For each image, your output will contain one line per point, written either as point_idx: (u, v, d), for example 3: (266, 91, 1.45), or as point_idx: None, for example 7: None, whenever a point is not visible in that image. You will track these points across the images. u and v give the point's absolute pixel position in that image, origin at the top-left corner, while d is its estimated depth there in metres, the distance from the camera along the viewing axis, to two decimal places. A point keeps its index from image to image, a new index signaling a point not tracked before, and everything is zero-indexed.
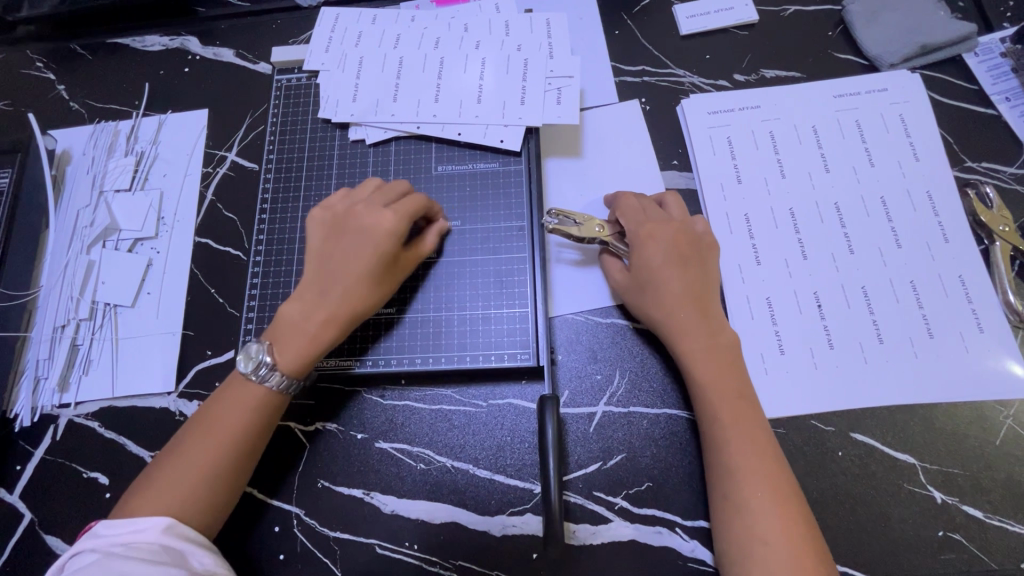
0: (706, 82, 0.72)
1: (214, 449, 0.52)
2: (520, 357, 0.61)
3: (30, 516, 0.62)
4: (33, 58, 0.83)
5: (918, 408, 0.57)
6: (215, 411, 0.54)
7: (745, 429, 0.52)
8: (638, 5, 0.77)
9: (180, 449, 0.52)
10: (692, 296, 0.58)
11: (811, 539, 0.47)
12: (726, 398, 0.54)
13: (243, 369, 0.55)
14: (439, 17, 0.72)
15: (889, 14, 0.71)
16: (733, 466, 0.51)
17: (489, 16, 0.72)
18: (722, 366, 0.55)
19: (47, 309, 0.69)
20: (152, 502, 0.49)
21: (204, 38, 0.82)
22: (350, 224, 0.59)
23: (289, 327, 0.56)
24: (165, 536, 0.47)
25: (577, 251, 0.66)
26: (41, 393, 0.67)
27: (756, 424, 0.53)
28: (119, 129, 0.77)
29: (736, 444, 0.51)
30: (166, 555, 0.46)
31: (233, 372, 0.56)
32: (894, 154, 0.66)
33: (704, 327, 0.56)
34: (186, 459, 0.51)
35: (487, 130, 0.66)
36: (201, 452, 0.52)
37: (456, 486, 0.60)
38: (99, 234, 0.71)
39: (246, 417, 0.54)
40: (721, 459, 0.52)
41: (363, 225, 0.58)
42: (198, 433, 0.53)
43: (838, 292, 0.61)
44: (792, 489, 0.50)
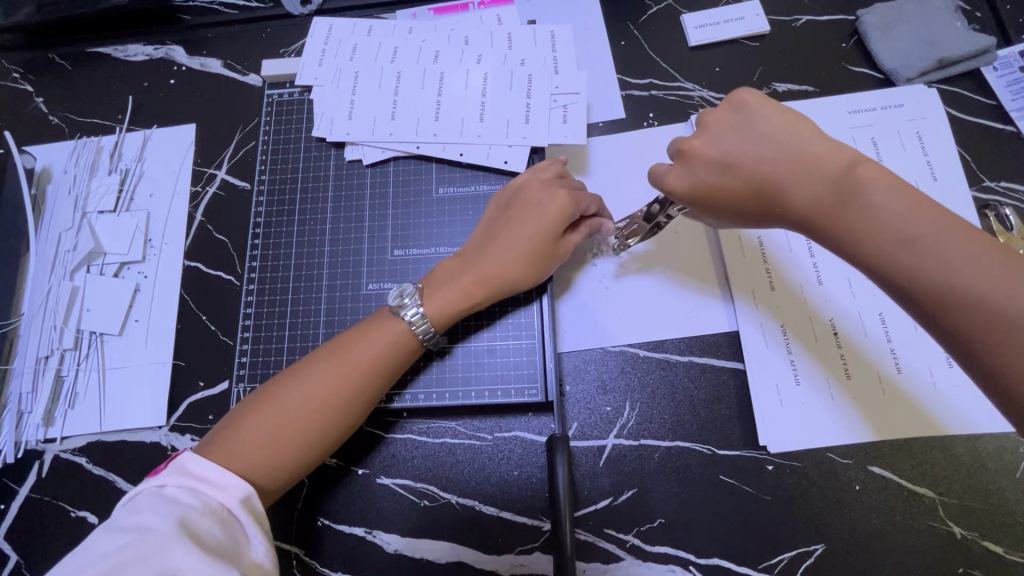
0: (716, 96, 0.70)
1: (310, 419, 0.52)
2: (528, 393, 0.59)
3: (15, 559, 0.60)
4: (8, 69, 0.79)
5: (938, 440, 0.56)
6: (311, 373, 0.53)
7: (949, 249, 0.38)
8: (645, 13, 0.74)
9: (303, 377, 0.53)
10: (796, 172, 0.45)
11: None
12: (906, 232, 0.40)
13: (394, 306, 0.56)
14: (438, 29, 0.69)
15: (903, 26, 0.69)
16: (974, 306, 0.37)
17: (491, 27, 0.69)
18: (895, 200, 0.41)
19: (29, 338, 0.66)
20: (263, 426, 0.51)
21: (190, 47, 0.78)
22: (540, 201, 0.58)
23: (441, 274, 0.58)
24: (239, 505, 0.46)
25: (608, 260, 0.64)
26: (25, 428, 0.64)
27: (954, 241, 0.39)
28: (102, 145, 0.74)
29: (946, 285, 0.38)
30: (225, 536, 0.44)
31: (380, 310, 0.58)
32: (911, 174, 0.64)
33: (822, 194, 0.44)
34: (308, 386, 0.53)
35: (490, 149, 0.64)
36: (322, 384, 0.53)
37: (461, 523, 0.57)
38: (83, 258, 0.68)
39: (374, 359, 0.54)
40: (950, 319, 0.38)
41: (545, 203, 0.58)
42: (325, 363, 0.54)
43: (854, 319, 0.60)
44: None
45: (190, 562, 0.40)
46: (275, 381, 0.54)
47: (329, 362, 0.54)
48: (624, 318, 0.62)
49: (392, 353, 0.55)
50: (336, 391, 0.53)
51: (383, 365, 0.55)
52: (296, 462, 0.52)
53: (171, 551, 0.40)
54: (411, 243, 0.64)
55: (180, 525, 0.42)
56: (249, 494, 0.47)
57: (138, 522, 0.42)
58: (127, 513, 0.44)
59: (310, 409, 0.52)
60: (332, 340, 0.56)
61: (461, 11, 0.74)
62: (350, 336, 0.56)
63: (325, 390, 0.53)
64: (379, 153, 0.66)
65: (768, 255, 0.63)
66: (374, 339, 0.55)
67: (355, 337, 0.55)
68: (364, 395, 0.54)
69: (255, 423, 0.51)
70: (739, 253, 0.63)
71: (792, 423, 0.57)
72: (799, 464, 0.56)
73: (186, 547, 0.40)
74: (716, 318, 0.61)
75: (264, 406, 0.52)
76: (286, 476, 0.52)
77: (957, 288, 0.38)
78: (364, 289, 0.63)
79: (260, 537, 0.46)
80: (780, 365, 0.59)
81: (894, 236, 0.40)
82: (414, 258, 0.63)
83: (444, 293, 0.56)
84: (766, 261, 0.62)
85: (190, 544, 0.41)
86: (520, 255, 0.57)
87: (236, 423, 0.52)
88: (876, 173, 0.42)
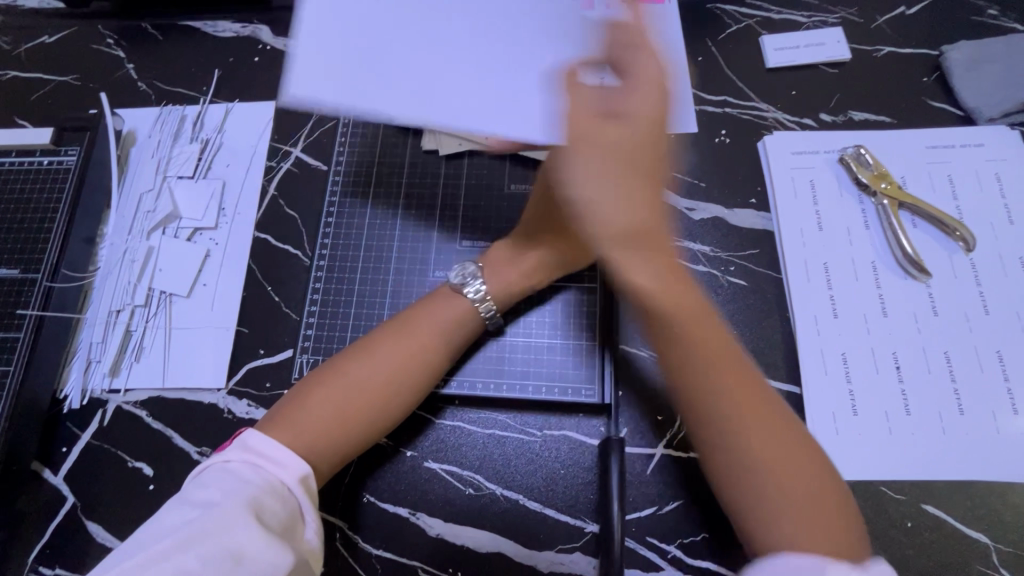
0: (791, 119, 0.70)
1: (378, 393, 0.54)
2: (584, 393, 0.60)
3: (73, 500, 0.62)
4: (104, 34, 0.82)
5: (995, 486, 0.55)
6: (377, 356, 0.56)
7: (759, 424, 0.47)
8: (724, 31, 0.74)
9: (371, 352, 0.56)
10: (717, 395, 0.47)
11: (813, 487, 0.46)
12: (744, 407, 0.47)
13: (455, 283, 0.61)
14: None
15: (989, 65, 0.68)
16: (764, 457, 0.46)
17: None
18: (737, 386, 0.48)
19: (103, 292, 0.69)
20: (328, 398, 0.53)
21: (276, 28, 0.80)
22: None
23: (497, 259, 0.62)
24: (297, 485, 0.47)
25: None
26: (92, 376, 0.66)
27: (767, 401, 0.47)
28: (185, 114, 0.77)
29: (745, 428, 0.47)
30: (285, 516, 0.45)
31: (441, 289, 0.62)
32: (986, 214, 0.63)
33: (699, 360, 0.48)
34: (376, 362, 0.55)
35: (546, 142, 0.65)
36: (390, 359, 0.56)
37: (505, 515, 0.58)
38: (159, 221, 0.71)
39: (440, 334, 0.58)
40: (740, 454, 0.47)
41: None
42: (392, 338, 0.57)
43: (918, 355, 0.59)
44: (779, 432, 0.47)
45: (251, 543, 0.41)
46: (340, 358, 0.56)
47: (396, 340, 0.57)
48: None
49: (455, 330, 0.59)
50: (402, 369, 0.56)
51: (445, 341, 0.58)
52: (357, 437, 0.53)
53: (236, 530, 0.41)
54: (479, 235, 0.65)
55: (245, 502, 0.43)
56: (306, 474, 0.48)
57: (205, 498, 0.43)
58: (195, 486, 0.45)
59: (377, 384, 0.54)
60: (396, 318, 0.60)
61: None
62: (414, 312, 0.59)
63: (388, 372, 0.55)
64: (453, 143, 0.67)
65: (832, 281, 0.62)
66: (439, 314, 0.59)
67: (420, 315, 0.59)
68: (427, 372, 0.57)
69: (318, 400, 0.53)
70: (804, 276, 0.63)
71: (847, 453, 0.56)
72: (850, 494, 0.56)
73: (247, 527, 0.41)
74: (773, 337, 0.62)
75: (331, 378, 0.54)
76: (346, 451, 0.53)
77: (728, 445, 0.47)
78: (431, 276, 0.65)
79: (313, 517, 0.47)
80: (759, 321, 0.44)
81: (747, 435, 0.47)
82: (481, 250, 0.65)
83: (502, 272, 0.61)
84: (830, 287, 0.62)
85: (252, 524, 0.42)
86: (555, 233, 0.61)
87: (302, 397, 0.53)
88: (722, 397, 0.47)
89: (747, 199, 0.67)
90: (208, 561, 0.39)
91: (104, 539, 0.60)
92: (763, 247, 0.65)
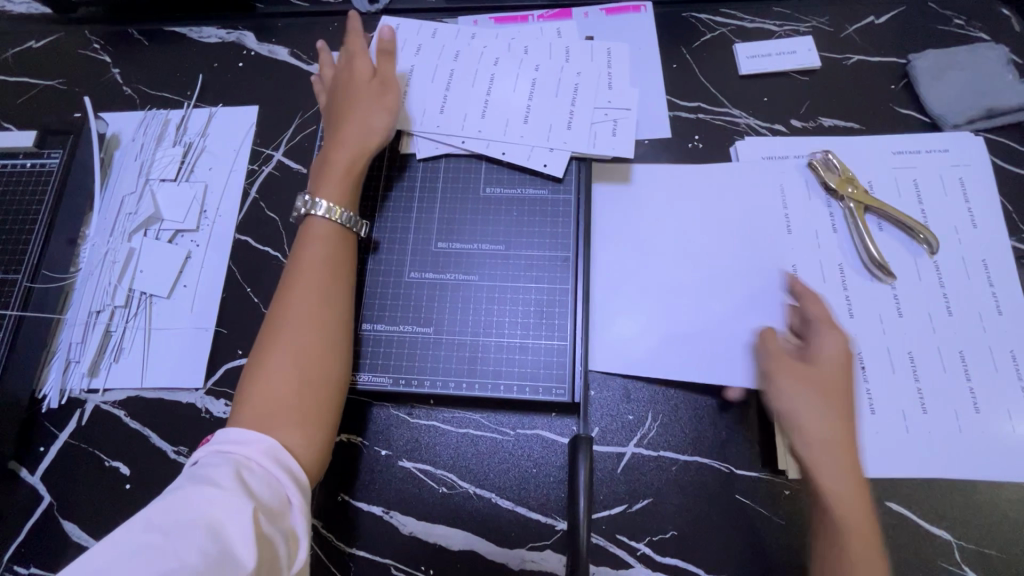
0: (762, 125, 0.71)
1: (313, 339, 0.54)
2: (555, 392, 0.60)
3: (49, 500, 0.62)
4: (90, 39, 0.84)
5: (957, 483, 0.56)
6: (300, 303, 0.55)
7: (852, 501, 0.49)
8: (698, 39, 0.76)
9: (286, 308, 0.55)
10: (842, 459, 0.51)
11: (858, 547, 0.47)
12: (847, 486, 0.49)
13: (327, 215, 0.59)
14: (499, 36, 0.73)
15: (954, 74, 0.70)
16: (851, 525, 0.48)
17: (551, 40, 0.72)
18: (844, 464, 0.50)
19: (84, 293, 0.70)
20: (270, 369, 0.52)
21: (260, 35, 0.82)
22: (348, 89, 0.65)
23: (331, 170, 0.62)
24: (266, 456, 0.46)
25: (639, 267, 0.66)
26: (71, 376, 0.67)
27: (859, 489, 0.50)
28: (169, 118, 0.78)
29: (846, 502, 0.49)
30: (258, 483, 0.44)
31: (313, 228, 0.59)
32: (950, 217, 0.64)
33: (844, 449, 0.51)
34: (296, 313, 0.54)
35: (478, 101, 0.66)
36: (305, 301, 0.55)
37: (477, 513, 0.59)
38: (141, 223, 0.71)
39: (334, 260, 0.58)
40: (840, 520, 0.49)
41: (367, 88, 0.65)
42: (297, 284, 0.56)
43: (883, 355, 0.60)
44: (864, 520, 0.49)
45: (219, 511, 0.40)
46: (264, 331, 0.55)
47: (304, 284, 0.56)
48: (649, 322, 0.64)
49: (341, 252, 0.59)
50: (324, 309, 0.55)
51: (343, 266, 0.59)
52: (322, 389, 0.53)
53: (202, 502, 0.40)
54: (455, 237, 0.66)
55: (217, 484, 0.41)
56: (273, 446, 0.47)
57: (173, 486, 0.43)
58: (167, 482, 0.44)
59: (307, 331, 0.54)
60: (291, 269, 0.58)
61: (520, 21, 0.78)
62: (313, 249, 0.58)
63: (320, 311, 0.55)
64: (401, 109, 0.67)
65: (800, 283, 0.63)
66: (323, 244, 0.58)
67: (308, 255, 0.58)
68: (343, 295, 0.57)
69: (267, 374, 0.51)
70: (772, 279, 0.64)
71: None
72: None
73: (214, 496, 0.40)
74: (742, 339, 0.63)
75: (264, 352, 0.53)
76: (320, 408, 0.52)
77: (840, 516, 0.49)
78: (406, 276, 0.65)
79: (292, 485, 0.46)
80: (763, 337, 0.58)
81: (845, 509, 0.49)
82: (457, 252, 0.66)
83: (336, 175, 0.61)
84: None
85: (218, 493, 0.41)
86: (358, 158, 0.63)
87: (250, 383, 0.51)
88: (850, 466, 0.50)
89: None
90: (177, 534, 0.38)
91: (80, 538, 0.61)
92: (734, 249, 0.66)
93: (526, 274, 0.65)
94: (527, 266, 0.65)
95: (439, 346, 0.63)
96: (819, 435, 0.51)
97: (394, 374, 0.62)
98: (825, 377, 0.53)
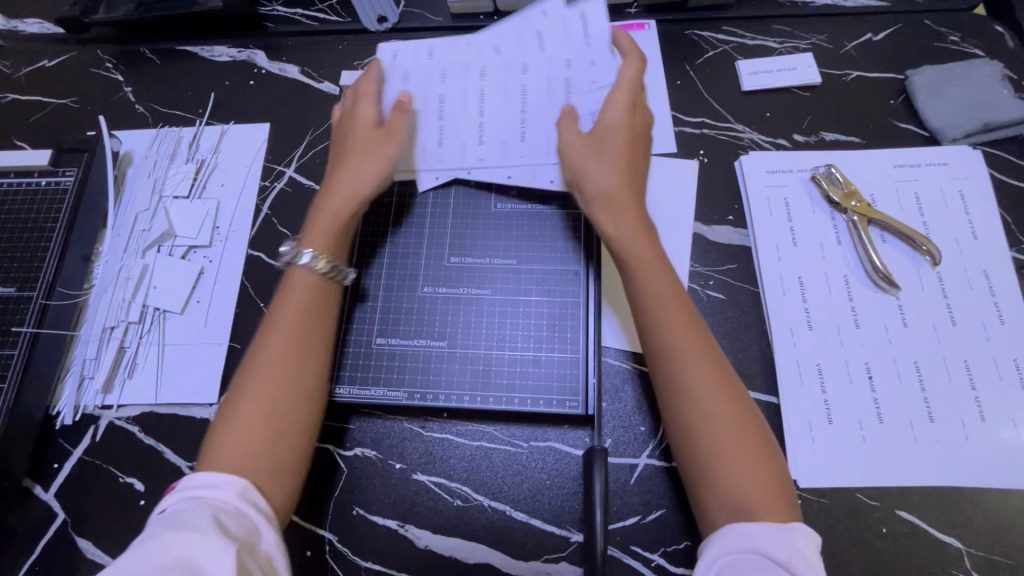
0: (765, 139, 0.73)
1: (283, 384, 0.52)
2: (568, 405, 0.61)
3: (64, 517, 0.62)
4: (102, 58, 0.85)
5: (965, 491, 0.57)
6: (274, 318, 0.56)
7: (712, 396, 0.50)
8: (701, 56, 0.78)
9: (262, 353, 0.54)
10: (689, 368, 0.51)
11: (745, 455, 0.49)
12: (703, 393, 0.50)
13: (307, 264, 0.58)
14: (475, 45, 0.71)
15: (951, 89, 0.72)
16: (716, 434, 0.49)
17: (529, 44, 0.70)
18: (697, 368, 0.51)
19: (98, 309, 0.70)
20: (242, 418, 0.51)
21: (271, 53, 0.83)
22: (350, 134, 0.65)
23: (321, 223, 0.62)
24: (240, 499, 0.46)
25: None
26: (85, 392, 0.67)
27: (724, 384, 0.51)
28: (182, 135, 0.79)
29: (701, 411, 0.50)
30: (233, 524, 0.45)
31: (293, 277, 0.58)
32: (951, 229, 0.66)
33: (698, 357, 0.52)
34: (271, 360, 0.53)
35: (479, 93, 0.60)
36: (281, 347, 0.54)
37: (493, 526, 0.59)
38: (154, 239, 0.72)
39: (310, 305, 0.57)
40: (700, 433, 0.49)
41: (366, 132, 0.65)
42: (275, 330, 0.55)
43: (890, 365, 0.61)
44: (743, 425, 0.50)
45: (198, 553, 0.41)
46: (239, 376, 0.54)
47: (279, 330, 0.55)
48: None
49: (315, 297, 0.58)
50: (296, 353, 0.54)
51: (316, 309, 0.57)
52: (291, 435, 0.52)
53: (179, 546, 0.41)
54: (467, 252, 0.67)
55: (193, 529, 0.42)
56: (244, 489, 0.47)
57: (146, 535, 0.43)
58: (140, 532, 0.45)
59: (279, 377, 0.53)
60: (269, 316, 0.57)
61: None
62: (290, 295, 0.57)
63: (295, 357, 0.54)
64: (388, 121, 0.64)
65: (807, 295, 0.65)
66: (299, 291, 0.57)
67: (286, 299, 0.57)
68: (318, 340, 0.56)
69: (239, 423, 0.50)
70: (780, 290, 0.65)
71: (823, 461, 0.58)
72: (827, 501, 0.58)
73: (191, 540, 0.41)
74: (751, 350, 0.64)
75: (237, 399, 0.52)
76: (287, 450, 0.51)
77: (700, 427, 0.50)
78: (419, 291, 0.66)
79: (268, 525, 0.46)
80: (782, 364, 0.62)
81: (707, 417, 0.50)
82: (469, 266, 0.67)
83: (325, 227, 0.61)
84: (805, 301, 0.64)
85: (194, 535, 0.41)
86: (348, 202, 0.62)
87: (220, 430, 0.51)
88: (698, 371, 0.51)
89: (725, 216, 0.70)
90: None
91: (95, 555, 0.61)
92: (740, 261, 0.67)
93: (538, 287, 0.66)
94: (538, 279, 0.66)
95: (454, 359, 0.63)
96: (665, 348, 0.52)
97: (411, 389, 0.63)
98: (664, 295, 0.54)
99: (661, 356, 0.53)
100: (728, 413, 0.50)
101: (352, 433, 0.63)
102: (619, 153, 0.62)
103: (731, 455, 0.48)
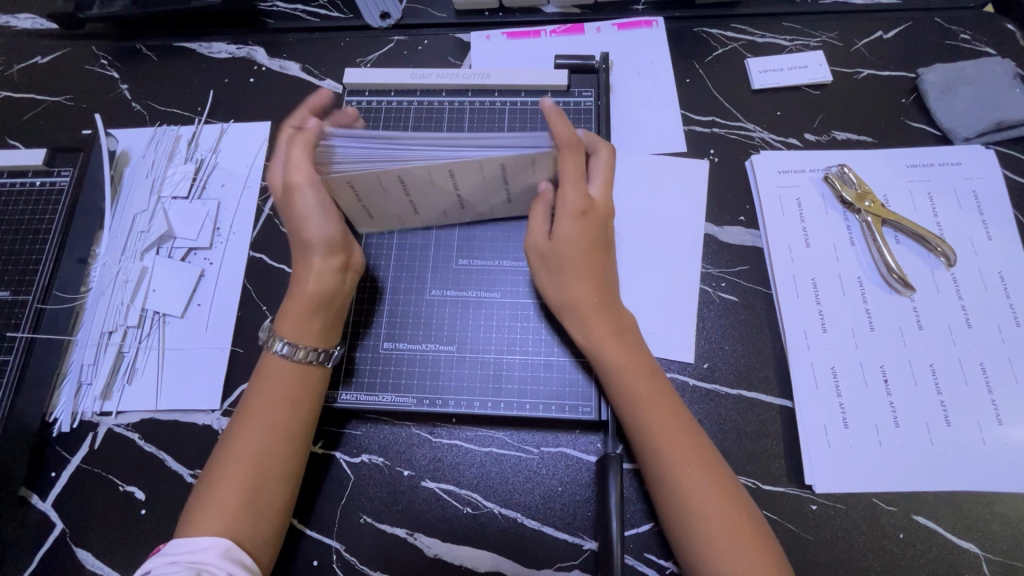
0: (776, 139, 0.72)
1: (256, 473, 0.51)
2: (581, 410, 0.60)
3: (62, 527, 0.61)
4: (97, 55, 0.83)
5: (982, 495, 0.56)
6: (243, 416, 0.53)
7: (694, 471, 0.50)
8: (710, 54, 0.77)
9: (234, 440, 0.52)
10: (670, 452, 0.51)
11: (743, 537, 0.48)
12: (682, 467, 0.50)
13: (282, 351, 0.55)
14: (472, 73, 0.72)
15: (964, 88, 0.71)
16: (706, 515, 0.48)
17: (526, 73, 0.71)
18: (675, 439, 0.51)
19: (96, 313, 0.69)
20: (216, 504, 0.49)
21: (271, 50, 0.81)
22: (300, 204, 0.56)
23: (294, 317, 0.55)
24: (223, 558, 0.46)
25: (661, 281, 0.66)
26: (83, 399, 0.65)
27: (703, 462, 0.51)
28: (180, 135, 0.77)
29: (688, 492, 0.49)
30: None
31: (267, 361, 0.55)
32: (965, 230, 0.65)
33: (678, 438, 0.51)
34: (241, 448, 0.51)
35: (482, 164, 0.53)
36: (249, 436, 0.52)
37: (503, 534, 0.58)
38: (153, 241, 0.70)
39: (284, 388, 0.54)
40: (686, 514, 0.49)
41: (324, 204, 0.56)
42: (247, 417, 0.53)
43: (905, 368, 0.60)
44: (734, 502, 0.49)
45: None
46: (211, 465, 0.52)
47: (247, 417, 0.53)
48: (674, 337, 0.63)
49: (292, 381, 0.54)
50: (264, 442, 0.52)
51: (291, 394, 0.54)
52: (270, 515, 0.51)
53: None
54: (475, 254, 0.66)
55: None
56: (228, 546, 0.47)
57: None
58: None
59: (252, 466, 0.51)
60: (241, 404, 0.54)
61: (533, 37, 0.78)
62: (267, 380, 0.54)
63: (266, 444, 0.52)
64: (372, 182, 0.54)
65: (821, 297, 0.64)
66: (271, 377, 0.54)
67: (260, 384, 0.54)
68: (297, 427, 0.53)
69: (210, 514, 0.48)
70: (793, 292, 0.64)
71: (839, 467, 0.57)
72: (842, 507, 0.57)
73: None
74: (764, 353, 0.63)
75: (207, 490, 0.50)
76: (266, 529, 0.50)
77: (687, 507, 0.49)
78: (427, 294, 0.65)
79: None
80: (811, 405, 0.60)
81: (693, 497, 0.49)
82: (477, 268, 0.66)
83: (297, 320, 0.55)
84: (819, 303, 0.63)
85: None
86: (322, 280, 0.56)
87: (194, 511, 0.49)
88: (681, 453, 0.51)
89: (737, 217, 0.68)
90: None
91: (94, 566, 0.59)
92: (752, 262, 0.66)
93: None
94: None
95: (464, 364, 0.62)
96: (645, 430, 0.52)
97: (420, 394, 0.61)
98: (636, 374, 0.54)
99: (638, 439, 0.53)
100: (713, 499, 0.49)
101: (359, 439, 0.61)
102: (579, 252, 0.57)
103: (722, 536, 0.48)
